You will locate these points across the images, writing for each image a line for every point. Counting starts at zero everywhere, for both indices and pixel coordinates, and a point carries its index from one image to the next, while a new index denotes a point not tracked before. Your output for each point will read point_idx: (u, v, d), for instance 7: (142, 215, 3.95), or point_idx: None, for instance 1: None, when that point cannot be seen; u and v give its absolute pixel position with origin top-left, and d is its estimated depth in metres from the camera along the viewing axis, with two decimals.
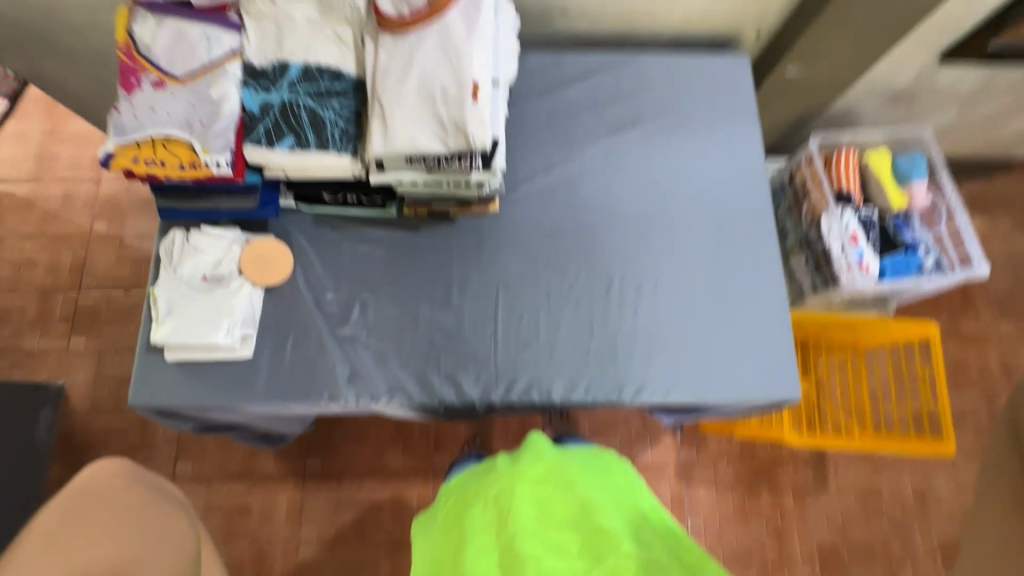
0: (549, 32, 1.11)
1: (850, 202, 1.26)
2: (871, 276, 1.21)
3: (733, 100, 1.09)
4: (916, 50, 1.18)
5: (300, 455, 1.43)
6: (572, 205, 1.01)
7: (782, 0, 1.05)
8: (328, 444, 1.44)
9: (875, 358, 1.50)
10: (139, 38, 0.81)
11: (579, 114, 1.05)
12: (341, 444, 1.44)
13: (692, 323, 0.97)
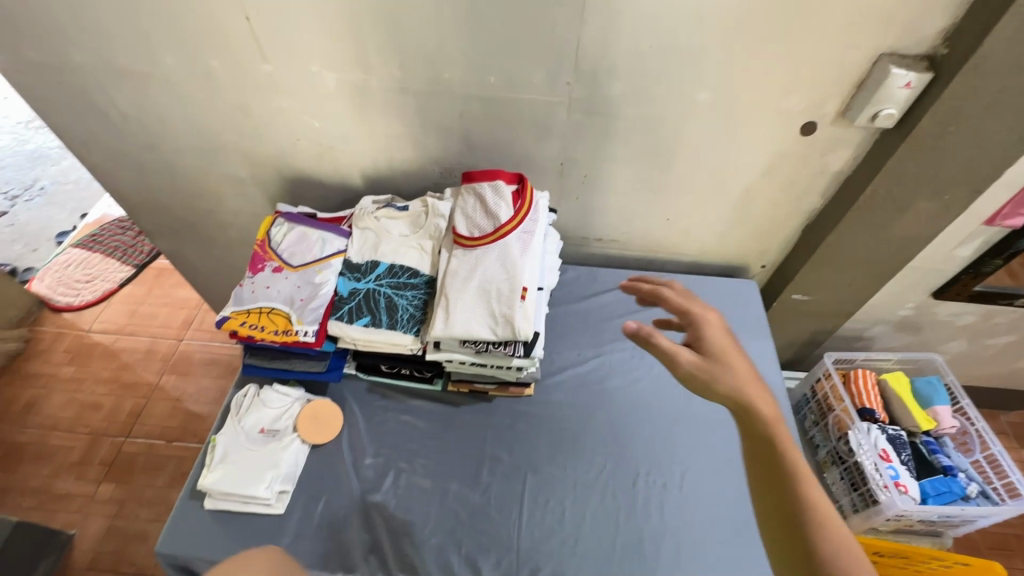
0: (585, 252, 1.36)
1: (875, 418, 1.29)
2: (912, 499, 1.17)
3: (746, 316, 1.24)
4: (909, 288, 1.34)
5: None
6: (601, 397, 1.10)
7: (780, 243, 1.28)
8: None
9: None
10: (274, 237, 1.07)
11: (609, 318, 1.22)
12: None
13: (721, 529, 0.95)
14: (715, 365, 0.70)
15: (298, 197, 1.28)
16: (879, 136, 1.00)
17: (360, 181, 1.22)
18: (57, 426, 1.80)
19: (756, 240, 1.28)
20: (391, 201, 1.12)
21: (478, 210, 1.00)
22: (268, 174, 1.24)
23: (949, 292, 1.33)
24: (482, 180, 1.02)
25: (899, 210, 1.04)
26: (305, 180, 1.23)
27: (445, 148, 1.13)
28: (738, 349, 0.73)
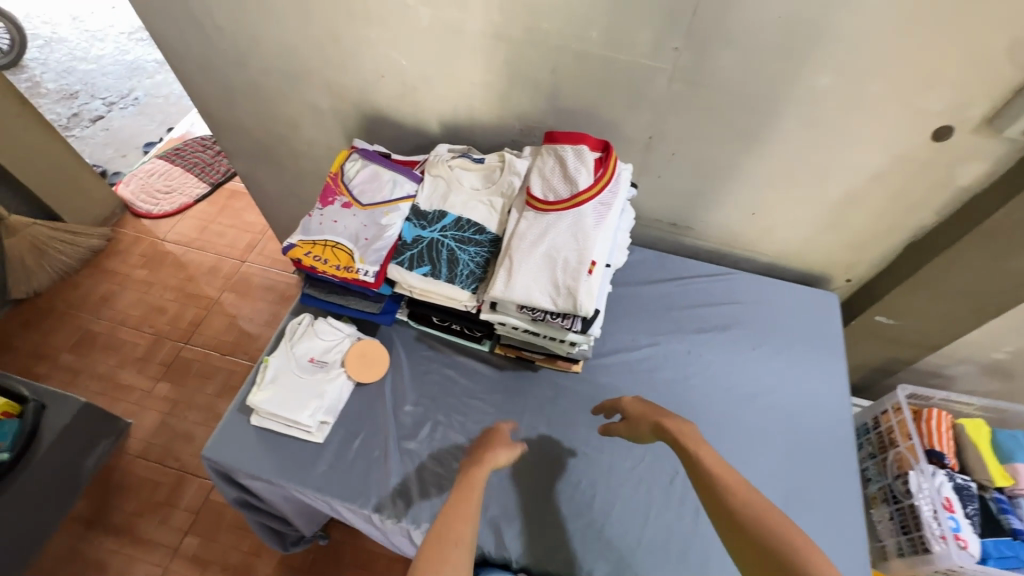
0: (654, 237, 1.29)
1: (944, 464, 1.18)
2: (971, 556, 1.07)
3: (821, 330, 1.14)
4: (1013, 330, 1.20)
5: (307, 564, 1.45)
6: (650, 388, 1.05)
7: (874, 258, 1.16)
8: (335, 559, 1.46)
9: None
10: (347, 172, 1.07)
11: (671, 308, 1.16)
12: (346, 565, 1.45)
13: None
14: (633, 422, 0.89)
15: (373, 136, 1.27)
16: None
17: (437, 128, 1.19)
18: (127, 322, 1.94)
19: (846, 251, 1.17)
20: (466, 153, 1.09)
21: (556, 173, 0.95)
22: (347, 109, 1.22)
23: None
24: (566, 142, 0.96)
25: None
26: (383, 119, 1.22)
27: (530, 104, 1.07)
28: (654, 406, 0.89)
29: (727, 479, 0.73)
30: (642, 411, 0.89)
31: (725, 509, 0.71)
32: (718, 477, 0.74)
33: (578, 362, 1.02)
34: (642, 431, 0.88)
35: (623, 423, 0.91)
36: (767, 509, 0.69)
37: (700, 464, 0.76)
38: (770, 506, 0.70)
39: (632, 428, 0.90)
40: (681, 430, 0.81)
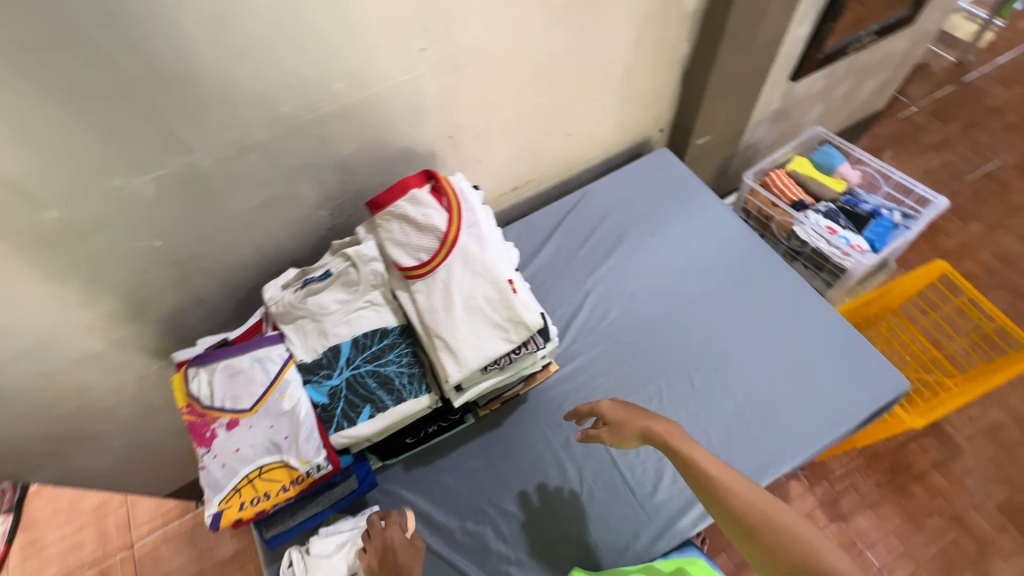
0: (510, 209, 1.28)
1: (806, 205, 1.42)
2: (868, 252, 1.32)
3: (678, 181, 1.26)
4: (772, 83, 1.45)
5: None
6: (615, 329, 1.08)
7: (667, 102, 1.29)
8: None
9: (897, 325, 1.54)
10: (197, 393, 0.85)
11: (573, 256, 1.18)
12: None
13: (781, 371, 1.00)
14: (614, 430, 0.85)
15: (184, 330, 1.02)
16: None
17: (247, 272, 1.00)
18: None
19: (647, 112, 1.28)
20: (302, 275, 0.94)
21: (411, 232, 0.87)
22: (132, 329, 0.96)
23: (803, 70, 1.45)
24: (395, 198, 0.88)
25: (757, 19, 1.07)
26: (181, 308, 0.99)
27: (323, 186, 0.95)
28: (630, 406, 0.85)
29: (723, 477, 0.74)
30: (624, 417, 0.84)
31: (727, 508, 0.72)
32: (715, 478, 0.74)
33: (552, 363, 1.00)
34: (629, 437, 0.84)
35: (605, 430, 0.86)
36: (753, 495, 0.72)
37: (696, 466, 0.75)
38: (756, 491, 0.72)
39: (614, 430, 0.85)
40: (670, 433, 0.79)
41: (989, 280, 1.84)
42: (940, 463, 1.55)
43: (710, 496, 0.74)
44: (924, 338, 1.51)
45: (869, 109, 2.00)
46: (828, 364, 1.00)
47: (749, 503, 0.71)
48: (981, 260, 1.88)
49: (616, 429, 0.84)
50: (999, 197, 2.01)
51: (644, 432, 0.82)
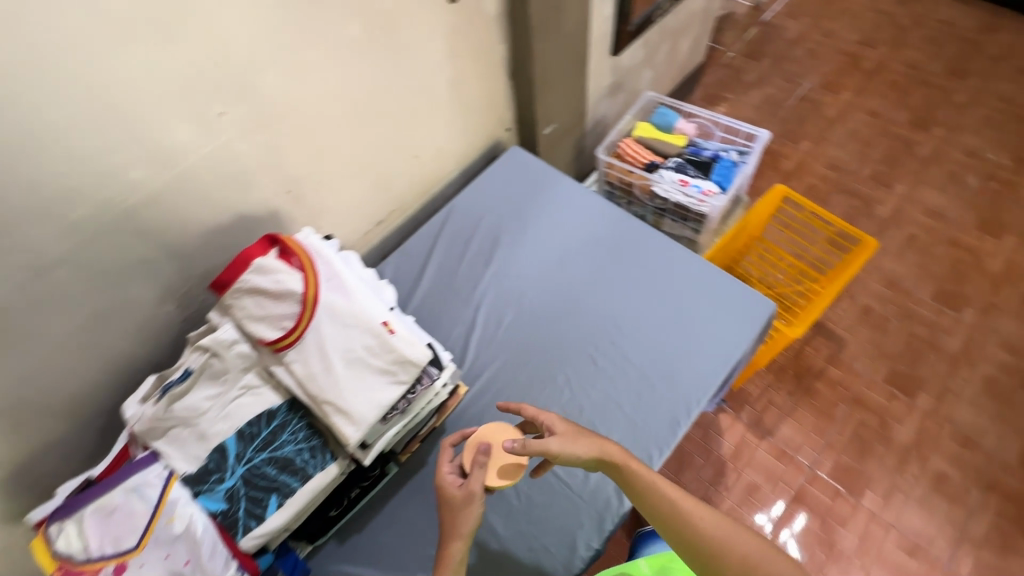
0: (383, 243, 1.25)
1: (658, 165, 1.52)
2: (719, 194, 1.44)
3: (535, 173, 1.29)
4: (597, 61, 1.53)
5: None
6: (513, 331, 1.09)
7: (505, 102, 1.32)
8: None
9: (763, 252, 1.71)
10: (64, 550, 0.73)
11: (455, 273, 1.17)
12: None
13: (668, 325, 1.05)
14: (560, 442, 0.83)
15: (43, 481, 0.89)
16: None
17: (101, 395, 0.89)
18: None
19: (488, 116, 1.30)
20: (160, 381, 0.84)
21: (267, 303, 0.81)
22: None
23: (620, 43, 1.55)
24: (239, 273, 0.81)
25: (557, 8, 1.13)
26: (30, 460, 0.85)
27: (160, 279, 0.86)
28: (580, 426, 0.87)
29: (676, 499, 0.82)
30: (584, 433, 0.84)
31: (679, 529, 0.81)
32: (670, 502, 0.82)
33: (459, 387, 0.99)
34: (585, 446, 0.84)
35: (553, 437, 0.83)
36: (700, 512, 0.82)
37: (655, 489, 0.82)
38: (701, 508, 0.82)
39: (570, 441, 0.84)
40: (627, 456, 0.85)
41: (827, 187, 2.09)
42: (832, 357, 1.74)
43: (667, 518, 0.81)
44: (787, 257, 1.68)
45: (692, 64, 2.19)
46: (708, 304, 1.07)
47: (704, 524, 0.81)
48: (816, 173, 2.13)
49: (575, 441, 0.82)
50: (817, 114, 2.28)
51: (601, 453, 0.82)
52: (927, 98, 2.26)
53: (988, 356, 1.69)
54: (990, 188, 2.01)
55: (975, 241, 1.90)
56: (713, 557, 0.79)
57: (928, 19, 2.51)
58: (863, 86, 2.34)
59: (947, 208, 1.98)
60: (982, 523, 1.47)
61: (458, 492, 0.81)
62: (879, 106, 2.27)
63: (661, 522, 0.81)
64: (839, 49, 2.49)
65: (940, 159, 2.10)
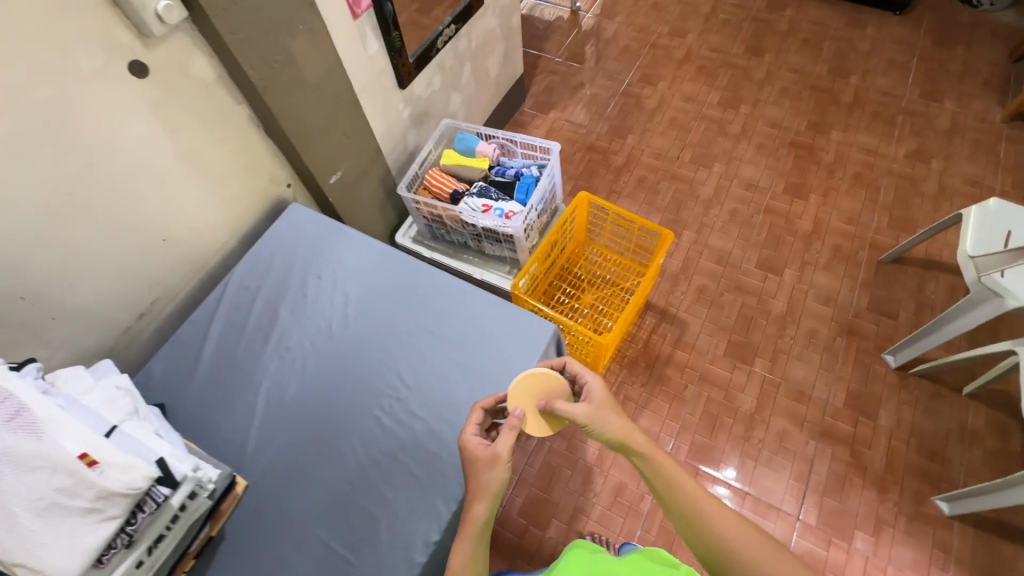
0: (157, 334, 1.15)
1: (461, 193, 1.50)
2: (521, 213, 1.44)
3: (314, 229, 1.22)
4: (381, 97, 1.50)
5: None
6: (295, 409, 1.02)
7: (274, 160, 1.24)
8: None
9: (593, 253, 1.73)
10: None
11: (234, 355, 1.10)
12: None
13: (452, 368, 1.02)
14: (596, 416, 0.87)
15: None
16: (191, 26, 0.93)
17: None
18: None
19: (255, 178, 1.22)
20: None
21: None
22: None
23: (404, 77, 1.53)
24: None
25: (287, 61, 1.07)
26: None
27: None
28: (618, 409, 0.90)
29: (693, 491, 0.83)
30: (613, 410, 0.88)
31: (691, 521, 0.80)
32: (688, 496, 0.82)
33: (237, 483, 0.94)
34: (608, 426, 0.86)
35: (582, 408, 0.87)
36: (714, 511, 0.80)
37: (671, 478, 0.84)
38: (718, 509, 0.81)
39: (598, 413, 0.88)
40: (650, 445, 0.86)
41: (655, 176, 2.18)
42: (676, 340, 1.81)
43: (681, 509, 0.82)
44: (614, 253, 1.71)
45: (510, 78, 2.22)
46: (491, 336, 1.05)
47: (727, 529, 0.78)
48: (645, 163, 2.22)
49: (599, 415, 0.87)
50: (639, 107, 2.39)
51: (625, 437, 0.86)
52: (731, 78, 2.43)
53: (809, 311, 1.83)
54: (793, 154, 2.18)
55: (787, 205, 2.05)
56: (737, 568, 0.76)
57: (723, 4, 2.70)
58: (676, 75, 2.48)
59: (759, 179, 2.13)
60: (822, 470, 1.57)
61: (482, 453, 0.82)
62: (691, 91, 2.41)
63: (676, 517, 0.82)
64: (650, 42, 2.62)
65: (748, 134, 2.25)
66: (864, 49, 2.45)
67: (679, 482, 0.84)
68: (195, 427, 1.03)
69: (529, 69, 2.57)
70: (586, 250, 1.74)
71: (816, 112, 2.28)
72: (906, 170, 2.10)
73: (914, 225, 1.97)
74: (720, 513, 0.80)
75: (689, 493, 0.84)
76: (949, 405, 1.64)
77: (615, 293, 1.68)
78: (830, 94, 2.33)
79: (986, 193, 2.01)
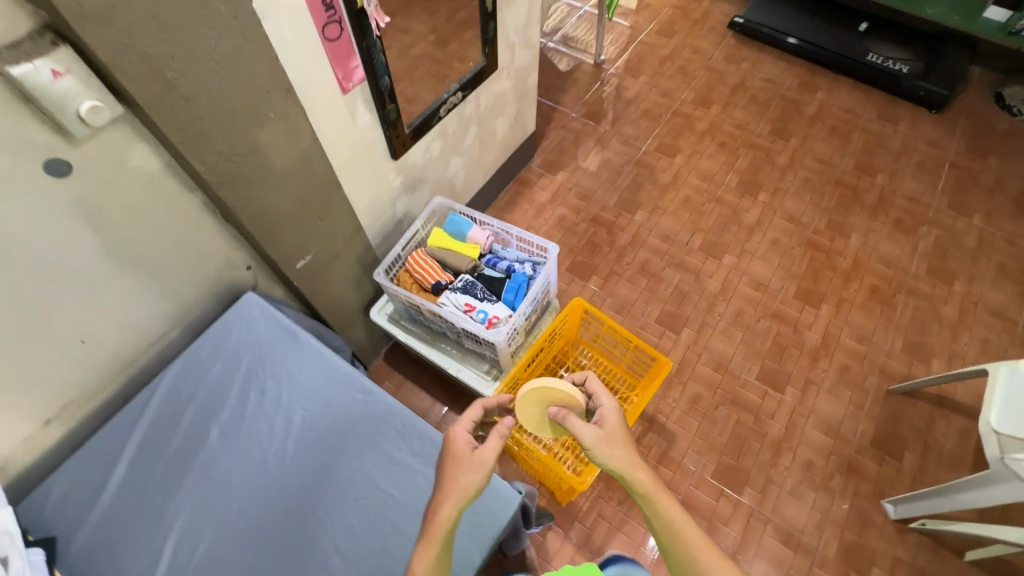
0: (69, 437, 1.00)
1: (444, 286, 1.36)
2: (506, 321, 1.31)
3: (265, 330, 1.07)
4: (368, 169, 1.35)
5: None
6: (210, 566, 0.88)
7: (232, 246, 1.09)
8: None
9: (583, 354, 1.59)
10: None
11: (146, 481, 0.94)
12: None
13: (396, 542, 0.89)
14: (603, 444, 0.90)
15: None
16: (129, 118, 0.78)
17: None
18: None
19: (207, 265, 1.07)
20: None
21: None
22: None
23: (396, 149, 1.39)
24: None
25: (251, 152, 0.93)
26: None
27: None
28: (625, 441, 0.91)
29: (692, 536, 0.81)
30: (620, 443, 0.90)
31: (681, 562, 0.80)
32: (684, 535, 0.81)
33: None
34: (611, 455, 0.88)
35: (594, 430, 0.91)
36: (707, 557, 0.79)
37: (670, 515, 0.82)
38: (712, 555, 0.79)
39: (606, 441, 0.91)
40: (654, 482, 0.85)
41: (660, 261, 2.03)
42: (661, 455, 1.66)
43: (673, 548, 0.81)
44: (606, 358, 1.58)
45: (520, 137, 2.08)
46: None
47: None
48: (651, 245, 2.08)
49: (607, 442, 0.90)
50: (652, 180, 2.25)
51: (627, 467, 0.87)
52: (752, 160, 2.30)
53: (807, 440, 1.69)
54: (808, 255, 2.05)
55: (796, 312, 1.92)
56: None
57: (752, 78, 2.57)
58: (695, 149, 2.34)
59: (769, 279, 1.99)
60: None
61: (464, 453, 0.81)
62: (708, 170, 2.27)
63: (664, 540, 0.83)
64: (672, 108, 2.48)
65: (764, 226, 2.12)
66: (894, 147, 2.32)
67: (679, 527, 0.82)
68: (90, 571, 0.88)
69: (541, 122, 2.42)
70: (577, 349, 1.60)
71: (837, 210, 2.15)
72: (925, 288, 1.97)
73: (929, 353, 1.84)
74: (712, 559, 0.79)
75: (688, 538, 0.81)
76: (948, 569, 1.50)
77: None
78: (854, 192, 2.20)
79: (1008, 326, 1.88)
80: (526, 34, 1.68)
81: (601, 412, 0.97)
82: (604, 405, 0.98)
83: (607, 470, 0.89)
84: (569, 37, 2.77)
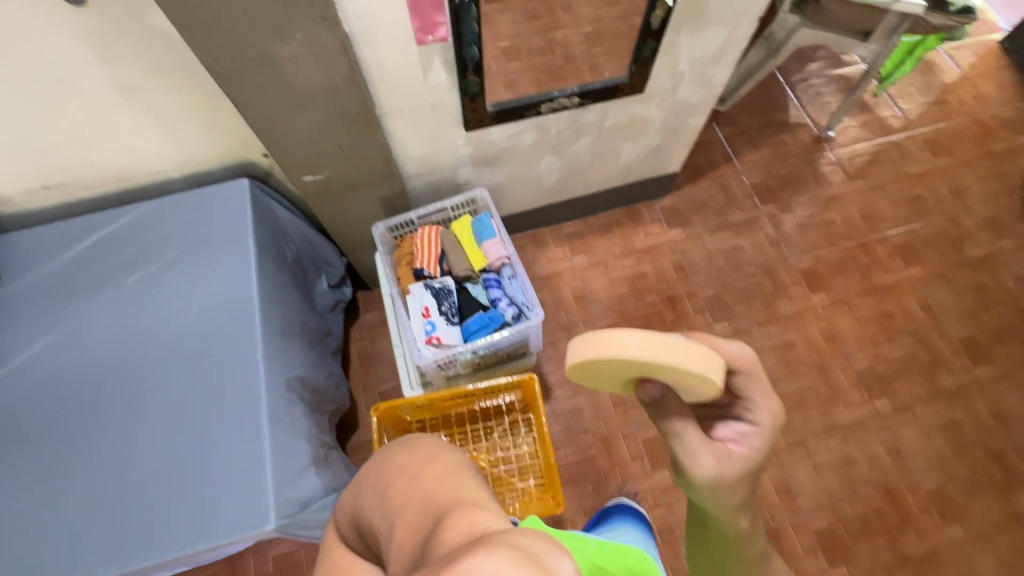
0: (67, 207, 1.15)
1: (423, 277, 1.27)
2: (444, 348, 1.19)
3: (228, 221, 1.10)
4: (432, 125, 1.25)
5: None
6: (56, 376, 0.98)
7: (247, 132, 1.09)
8: None
9: (525, 425, 1.42)
10: None
11: (71, 277, 1.06)
12: None
13: (167, 472, 0.91)
14: (728, 483, 0.69)
15: None
16: None
17: None
18: None
19: (219, 137, 1.10)
20: None
21: None
22: None
23: (470, 121, 1.25)
24: None
25: (264, 63, 0.88)
26: None
27: None
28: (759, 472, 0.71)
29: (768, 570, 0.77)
30: (751, 483, 0.71)
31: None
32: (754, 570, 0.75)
33: None
34: (743, 494, 0.70)
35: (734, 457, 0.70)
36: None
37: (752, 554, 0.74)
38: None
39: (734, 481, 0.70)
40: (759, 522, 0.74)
41: None
42: None
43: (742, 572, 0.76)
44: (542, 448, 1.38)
45: (655, 170, 1.79)
46: (226, 479, 0.90)
47: None
48: None
49: (741, 485, 0.69)
50: (770, 299, 1.82)
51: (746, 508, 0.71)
52: (909, 357, 1.74)
53: None
54: (878, 502, 1.56)
55: (804, 549, 1.51)
56: None
57: (1000, 264, 1.87)
58: (849, 299, 1.83)
59: (806, 492, 1.57)
60: None
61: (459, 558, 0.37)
62: (843, 331, 1.77)
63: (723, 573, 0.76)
64: (863, 238, 1.92)
65: (852, 435, 1.64)
66: None
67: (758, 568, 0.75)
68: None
69: (702, 165, 2.04)
70: (523, 416, 1.43)
71: (963, 483, 1.58)
72: None
73: None
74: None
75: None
76: None
77: (502, 485, 1.35)
78: (1008, 481, 1.58)
79: None
80: (705, 73, 1.36)
81: (747, 432, 0.71)
82: (753, 427, 0.71)
83: (707, 503, 0.72)
84: (816, 86, 2.20)
